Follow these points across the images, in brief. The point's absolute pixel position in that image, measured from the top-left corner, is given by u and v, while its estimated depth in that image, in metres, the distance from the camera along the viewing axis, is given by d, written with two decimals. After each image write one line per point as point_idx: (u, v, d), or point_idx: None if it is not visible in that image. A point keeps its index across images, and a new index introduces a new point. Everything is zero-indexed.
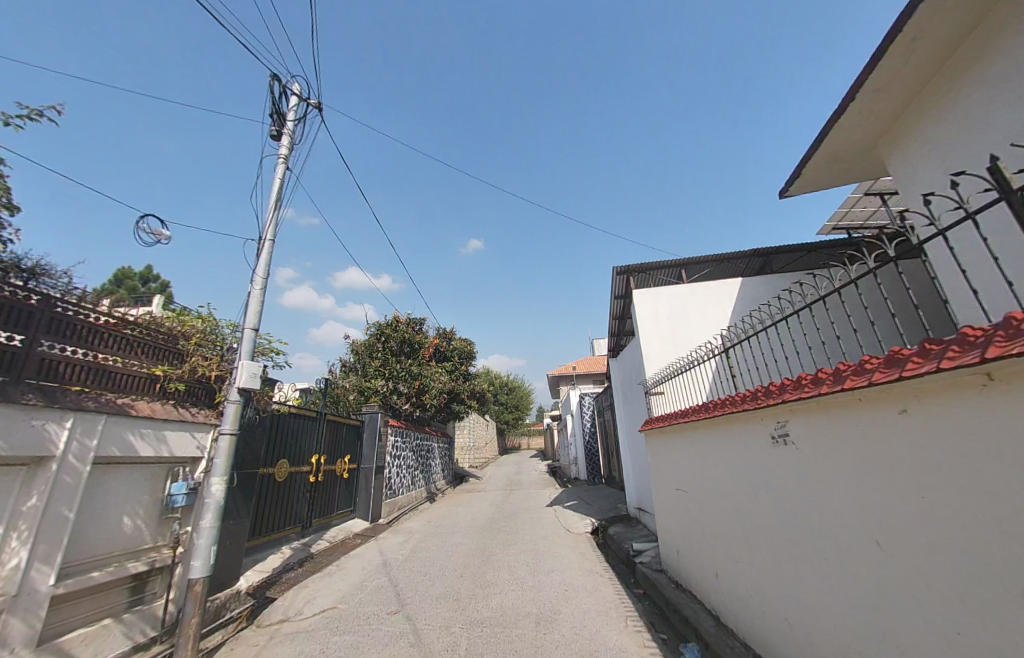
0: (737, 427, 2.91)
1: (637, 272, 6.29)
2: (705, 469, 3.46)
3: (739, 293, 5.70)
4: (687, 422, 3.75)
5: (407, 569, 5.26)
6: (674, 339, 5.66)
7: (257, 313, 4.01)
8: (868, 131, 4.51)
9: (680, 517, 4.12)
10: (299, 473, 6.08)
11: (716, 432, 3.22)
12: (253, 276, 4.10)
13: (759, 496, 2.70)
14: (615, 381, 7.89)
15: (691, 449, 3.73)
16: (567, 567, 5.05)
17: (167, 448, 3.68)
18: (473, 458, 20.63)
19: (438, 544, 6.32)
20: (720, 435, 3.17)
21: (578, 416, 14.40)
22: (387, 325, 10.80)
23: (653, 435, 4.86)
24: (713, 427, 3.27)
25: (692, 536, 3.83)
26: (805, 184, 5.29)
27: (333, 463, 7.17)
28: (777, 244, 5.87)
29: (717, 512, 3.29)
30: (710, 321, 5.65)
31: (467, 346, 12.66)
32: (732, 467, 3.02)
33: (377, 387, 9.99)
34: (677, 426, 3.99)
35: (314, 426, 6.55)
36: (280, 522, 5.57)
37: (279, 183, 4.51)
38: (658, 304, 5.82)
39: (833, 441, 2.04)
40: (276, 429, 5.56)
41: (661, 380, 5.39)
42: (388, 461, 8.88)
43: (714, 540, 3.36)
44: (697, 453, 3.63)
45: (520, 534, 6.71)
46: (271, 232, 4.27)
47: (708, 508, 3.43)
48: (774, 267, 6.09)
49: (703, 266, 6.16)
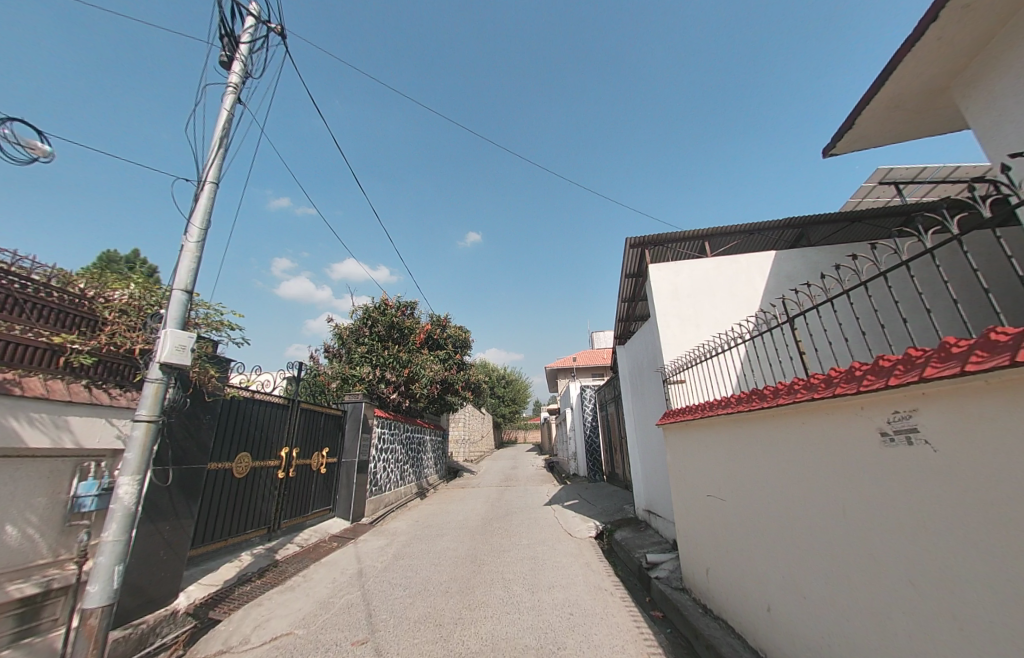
0: (815, 421, 2.16)
1: (653, 245, 5.48)
2: (756, 474, 2.74)
3: (773, 267, 4.92)
4: (729, 415, 3.01)
5: (385, 582, 4.51)
6: (697, 320, 4.88)
7: (190, 273, 3.22)
8: (938, 71, 3.75)
9: (711, 529, 3.42)
10: (263, 468, 5.31)
11: (777, 427, 2.49)
12: (187, 227, 3.30)
13: (848, 516, 2.00)
14: (624, 370, 7.13)
15: (733, 448, 3.01)
16: (571, 583, 4.32)
17: (71, 439, 2.92)
18: (467, 451, 19.91)
19: (423, 550, 5.57)
20: (782, 431, 2.44)
21: (578, 408, 13.60)
22: (374, 309, 10.00)
23: (675, 430, 4.11)
24: (772, 420, 2.53)
25: (729, 553, 3.13)
26: (853, 139, 4.53)
27: (308, 457, 6.40)
28: (816, 213, 5.10)
29: (772, 528, 2.58)
30: (738, 300, 4.88)
31: (461, 333, 11.90)
32: (800, 475, 2.30)
33: (362, 374, 9.20)
34: (715, 420, 3.25)
35: (284, 415, 5.78)
36: (238, 526, 4.82)
37: (226, 115, 3.69)
38: (677, 281, 5.05)
39: (1021, 441, 1.31)
40: (232, 418, 4.78)
41: (682, 368, 4.60)
42: (372, 455, 8.13)
43: (766, 562, 2.67)
44: (743, 455, 2.89)
45: (517, 538, 5.98)
46: (213, 172, 3.47)
47: (758, 522, 2.73)
48: (811, 240, 5.32)
49: (728, 238, 5.39)
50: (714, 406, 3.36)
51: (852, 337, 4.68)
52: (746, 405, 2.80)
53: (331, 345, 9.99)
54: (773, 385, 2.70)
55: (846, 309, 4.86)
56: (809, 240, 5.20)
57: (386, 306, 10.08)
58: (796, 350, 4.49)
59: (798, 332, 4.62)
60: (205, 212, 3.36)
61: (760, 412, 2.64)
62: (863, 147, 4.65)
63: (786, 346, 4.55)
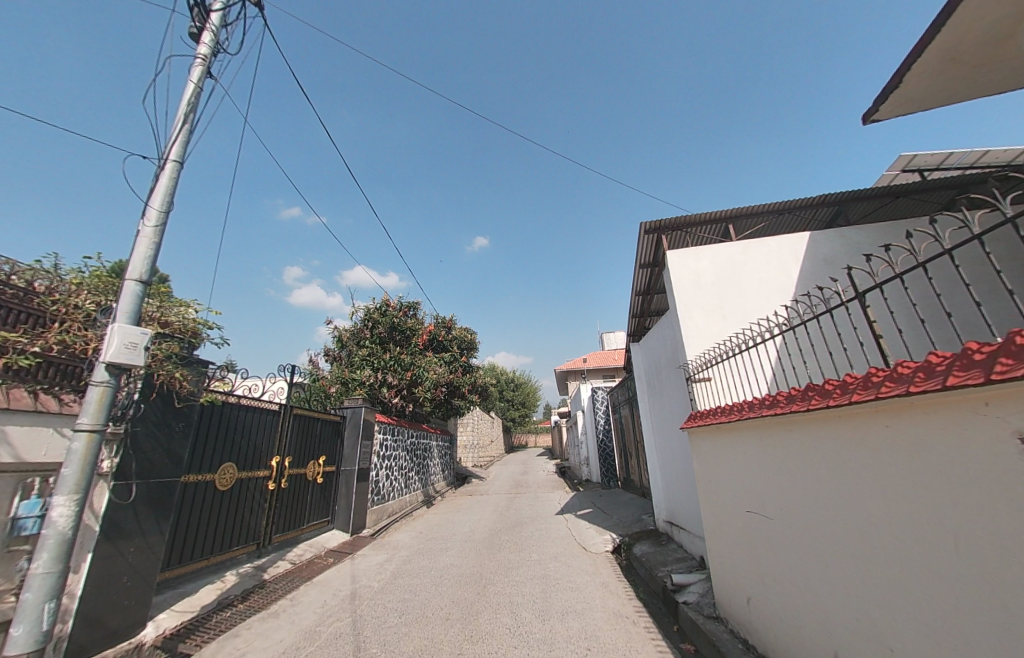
0: (913, 424, 1.65)
1: (671, 230, 4.98)
2: (815, 488, 2.26)
3: (807, 249, 4.40)
4: (780, 417, 2.50)
5: (380, 607, 4.06)
6: (723, 310, 4.37)
7: (146, 262, 2.85)
8: (1006, 13, 3.23)
9: (752, 548, 2.92)
10: (251, 480, 4.92)
11: (848, 431, 1.99)
12: (145, 210, 2.94)
13: (955, 542, 1.53)
14: (639, 369, 6.62)
15: (784, 455, 2.53)
16: (587, 609, 3.81)
17: (10, 452, 2.56)
18: (476, 457, 19.41)
19: (423, 568, 5.10)
20: (858, 437, 1.94)
21: (589, 411, 13.02)
22: (375, 310, 9.65)
23: (704, 434, 3.61)
24: (843, 422, 2.02)
25: (779, 580, 2.63)
26: (899, 101, 4.01)
27: (303, 466, 6.01)
28: (853, 188, 4.56)
29: (842, 555, 2.09)
30: (769, 286, 4.36)
31: (466, 334, 11.48)
32: (885, 493, 1.81)
33: (363, 378, 8.81)
34: (760, 422, 2.75)
35: (274, 421, 5.39)
36: (221, 543, 4.44)
37: (193, 88, 3.34)
38: (699, 268, 4.55)
39: None
40: (214, 425, 4.41)
41: (708, 364, 4.08)
42: (373, 463, 7.71)
43: (832, 596, 2.17)
44: (797, 464, 2.41)
45: (526, 554, 5.49)
46: (177, 150, 3.11)
47: (821, 546, 2.24)
48: (849, 219, 4.77)
49: (755, 219, 4.87)
50: (757, 406, 2.87)
51: (903, 329, 4.18)
52: (802, 403, 2.31)
53: (331, 348, 9.64)
54: (837, 379, 2.20)
55: (889, 300, 4.41)
56: (846, 219, 4.66)
57: (387, 307, 9.73)
58: (837, 343, 4.01)
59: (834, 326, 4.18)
60: (166, 193, 3.00)
61: (827, 412, 2.12)
62: (909, 112, 4.13)
63: (824, 339, 4.07)
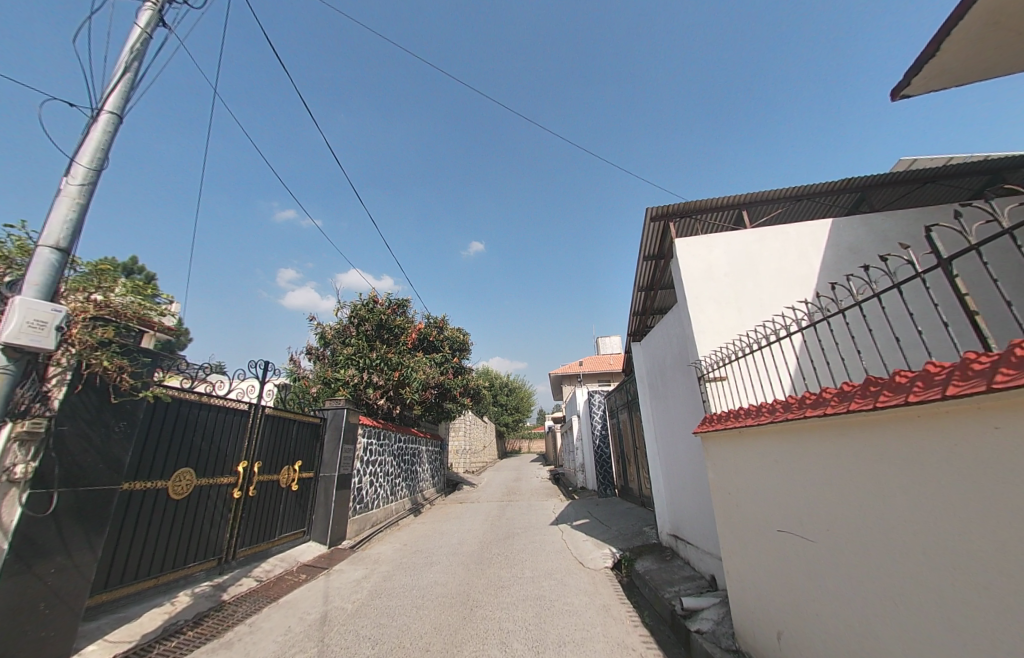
0: None
1: (679, 217, 4.59)
2: (873, 505, 1.87)
3: (830, 238, 4.03)
4: (831, 418, 2.05)
5: (351, 633, 3.58)
6: (738, 304, 3.97)
7: (67, 227, 2.42)
8: None
9: (784, 574, 2.49)
10: (213, 487, 4.41)
11: (938, 436, 1.57)
12: (70, 167, 2.52)
13: None
14: (641, 370, 6.21)
15: (835, 467, 2.08)
16: (588, 639, 3.35)
17: None
18: (468, 463, 18.82)
19: (405, 587, 4.59)
20: (957, 443, 1.50)
21: (585, 416, 12.55)
22: (362, 306, 9.18)
23: (722, 440, 3.18)
24: (930, 425, 1.60)
25: (822, 617, 2.20)
26: (932, 75, 3.70)
27: (276, 472, 5.49)
28: (878, 172, 4.22)
29: (925, 597, 1.66)
30: (789, 277, 3.98)
31: (458, 334, 11.02)
32: (1003, 529, 1.36)
33: (346, 377, 8.30)
34: (803, 424, 2.29)
35: (242, 422, 4.89)
36: (174, 559, 3.92)
37: (139, 33, 2.92)
38: (711, 257, 4.17)
39: None
40: (168, 425, 3.91)
41: (724, 361, 3.66)
42: (356, 469, 7.18)
43: (905, 645, 1.74)
44: (846, 477, 2.02)
45: (518, 570, 5.01)
46: (114, 101, 2.72)
47: (891, 583, 1.80)
48: (873, 206, 4.43)
49: (771, 205, 4.50)
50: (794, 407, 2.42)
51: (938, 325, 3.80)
52: (865, 402, 1.85)
53: (314, 346, 9.11)
54: (912, 371, 1.75)
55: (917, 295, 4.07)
56: (869, 206, 4.32)
57: (374, 303, 9.27)
58: (863, 342, 3.68)
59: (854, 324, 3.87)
60: (98, 149, 2.61)
61: (906, 409, 1.68)
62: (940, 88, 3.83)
63: (846, 337, 3.74)
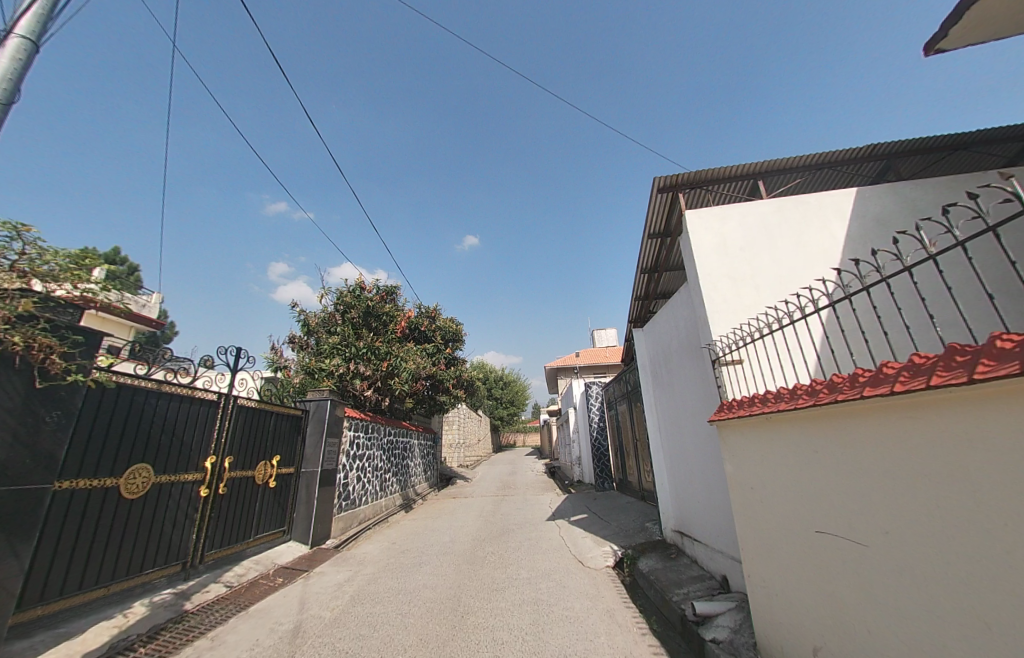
0: None
1: (689, 188, 4.20)
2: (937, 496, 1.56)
3: (854, 208, 3.67)
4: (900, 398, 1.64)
5: (327, 646, 3.21)
6: (755, 280, 3.60)
7: None
8: None
9: (825, 582, 2.13)
10: (175, 485, 3.98)
11: None
12: None
13: None
14: (644, 357, 5.85)
15: (901, 460, 1.69)
16: (592, 651, 3.00)
17: None
18: (462, 457, 18.47)
19: (390, 592, 4.22)
20: None
21: (582, 407, 12.21)
22: (348, 293, 8.73)
23: (739, 429, 2.83)
24: None
25: (870, 631, 1.87)
26: (973, 25, 3.33)
27: (251, 468, 5.08)
28: (908, 137, 3.85)
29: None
30: (811, 250, 3.60)
31: (451, 324, 10.59)
32: None
33: (331, 367, 7.87)
34: (856, 408, 1.87)
35: (209, 414, 4.46)
36: (128, 566, 3.52)
37: None
38: (724, 230, 3.80)
39: None
40: (118, 416, 3.48)
41: (741, 342, 3.30)
42: (341, 464, 6.77)
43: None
44: (899, 466, 1.70)
45: (513, 570, 4.66)
46: (27, 24, 2.26)
47: (981, 603, 1.43)
48: (901, 174, 4.06)
49: (789, 174, 4.13)
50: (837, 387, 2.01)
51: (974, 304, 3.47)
52: (950, 373, 1.48)
53: (298, 335, 8.64)
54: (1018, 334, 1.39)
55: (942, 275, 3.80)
56: (895, 175, 3.97)
57: (361, 290, 8.82)
58: (886, 323, 3.39)
59: (877, 303, 3.56)
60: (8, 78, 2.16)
61: (1016, 381, 1.30)
62: (978, 41, 3.46)
63: (868, 317, 3.45)
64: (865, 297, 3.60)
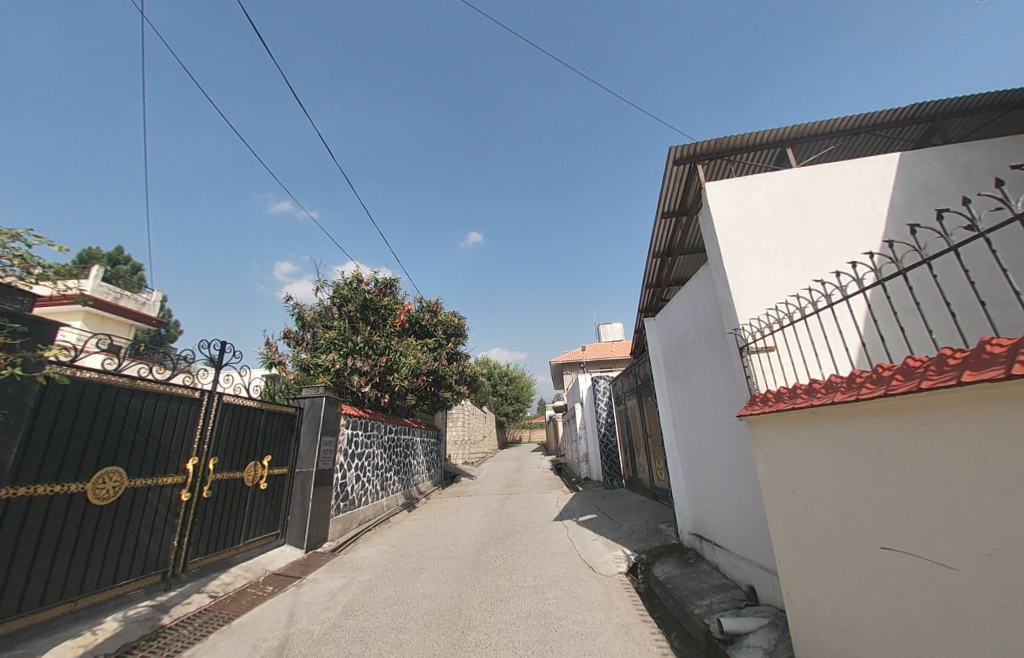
0: None
1: (709, 159, 3.79)
2: None
3: (897, 175, 3.27)
4: (1021, 382, 1.24)
5: None
6: (786, 258, 3.21)
7: None
8: None
9: (889, 605, 1.76)
10: (152, 489, 3.69)
11: None
12: None
13: None
14: (657, 348, 5.47)
15: (1019, 471, 1.27)
16: None
17: None
18: (467, 453, 18.23)
19: (386, 602, 3.91)
20: None
21: (589, 403, 11.82)
22: (345, 286, 8.41)
23: (773, 426, 2.45)
24: None
25: None
26: None
27: (239, 469, 4.78)
28: (957, 94, 3.41)
29: None
30: (850, 223, 3.21)
31: (453, 318, 10.24)
32: None
33: (327, 363, 7.58)
34: (945, 397, 1.47)
35: (191, 412, 4.16)
36: (99, 578, 3.24)
37: None
38: (750, 203, 3.41)
39: None
40: (83, 415, 3.20)
41: (774, 326, 2.91)
42: (338, 463, 6.47)
43: None
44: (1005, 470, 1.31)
45: (519, 578, 4.34)
46: None
47: None
48: (948, 137, 3.63)
49: (821, 141, 3.73)
50: (913, 372, 1.61)
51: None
52: None
53: (294, 330, 8.37)
54: None
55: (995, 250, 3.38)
56: (941, 138, 3.55)
57: (359, 283, 8.49)
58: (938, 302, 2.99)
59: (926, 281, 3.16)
60: None
61: None
62: None
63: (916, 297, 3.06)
64: (911, 275, 3.19)
